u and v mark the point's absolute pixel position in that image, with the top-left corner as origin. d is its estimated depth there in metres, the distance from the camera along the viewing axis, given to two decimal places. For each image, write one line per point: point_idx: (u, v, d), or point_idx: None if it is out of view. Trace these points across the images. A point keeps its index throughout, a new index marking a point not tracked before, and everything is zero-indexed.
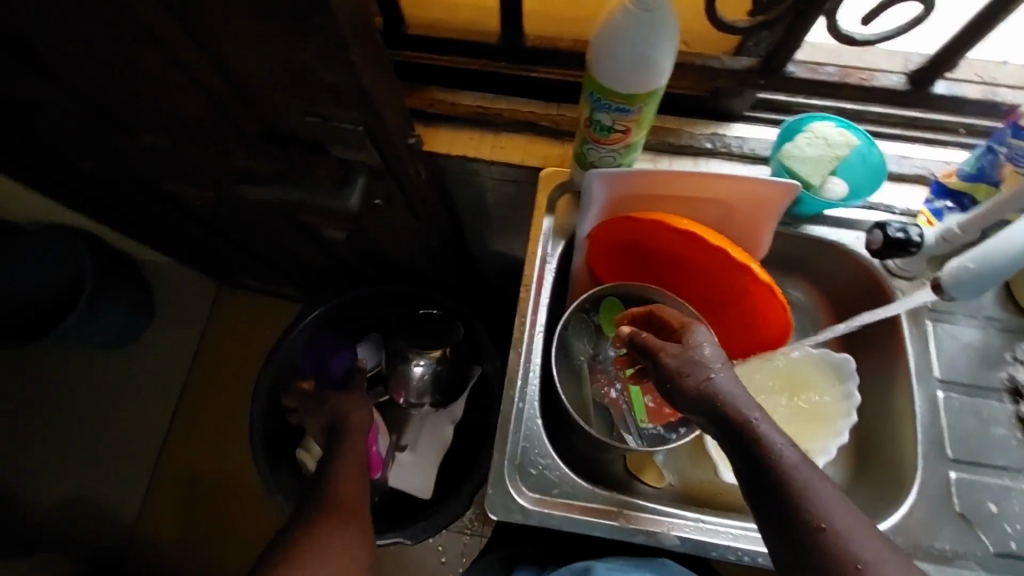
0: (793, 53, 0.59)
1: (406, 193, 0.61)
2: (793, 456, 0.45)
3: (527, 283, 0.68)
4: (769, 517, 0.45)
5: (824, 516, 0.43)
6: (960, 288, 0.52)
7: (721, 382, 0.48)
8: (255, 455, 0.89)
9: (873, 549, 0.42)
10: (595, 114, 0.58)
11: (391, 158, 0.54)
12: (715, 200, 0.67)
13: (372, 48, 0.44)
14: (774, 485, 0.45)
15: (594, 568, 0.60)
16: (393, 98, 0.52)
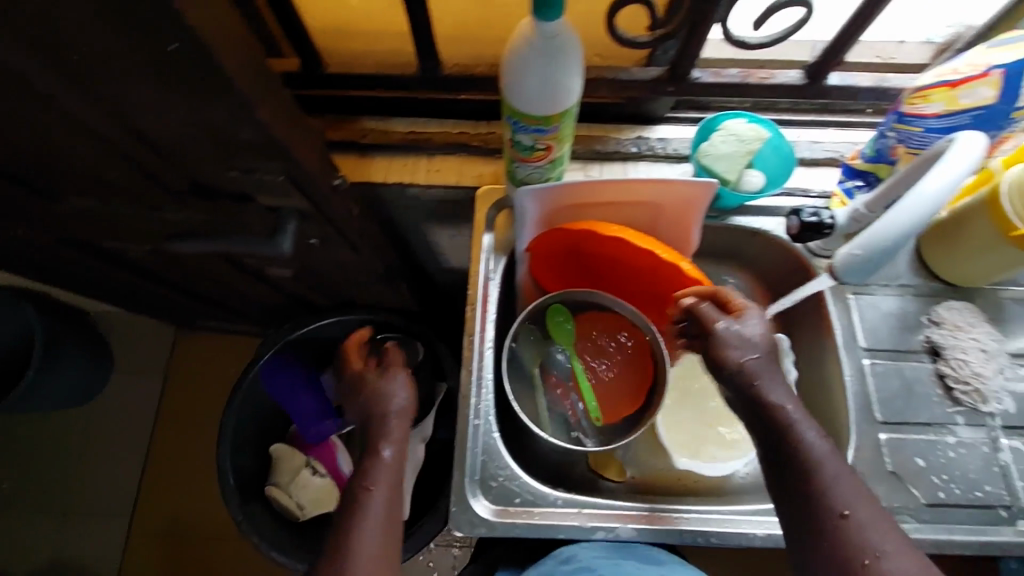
0: (694, 61, 0.62)
1: (344, 230, 0.62)
2: (823, 444, 0.51)
3: (472, 302, 0.70)
4: (791, 500, 0.50)
5: (846, 507, 0.48)
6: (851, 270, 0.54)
7: (764, 366, 0.53)
8: (226, 500, 0.88)
9: (891, 540, 0.47)
10: (516, 135, 0.60)
11: (319, 200, 0.55)
12: (643, 202, 0.70)
13: (282, 101, 0.45)
14: (799, 472, 0.50)
15: (576, 556, 0.63)
16: (314, 143, 0.53)
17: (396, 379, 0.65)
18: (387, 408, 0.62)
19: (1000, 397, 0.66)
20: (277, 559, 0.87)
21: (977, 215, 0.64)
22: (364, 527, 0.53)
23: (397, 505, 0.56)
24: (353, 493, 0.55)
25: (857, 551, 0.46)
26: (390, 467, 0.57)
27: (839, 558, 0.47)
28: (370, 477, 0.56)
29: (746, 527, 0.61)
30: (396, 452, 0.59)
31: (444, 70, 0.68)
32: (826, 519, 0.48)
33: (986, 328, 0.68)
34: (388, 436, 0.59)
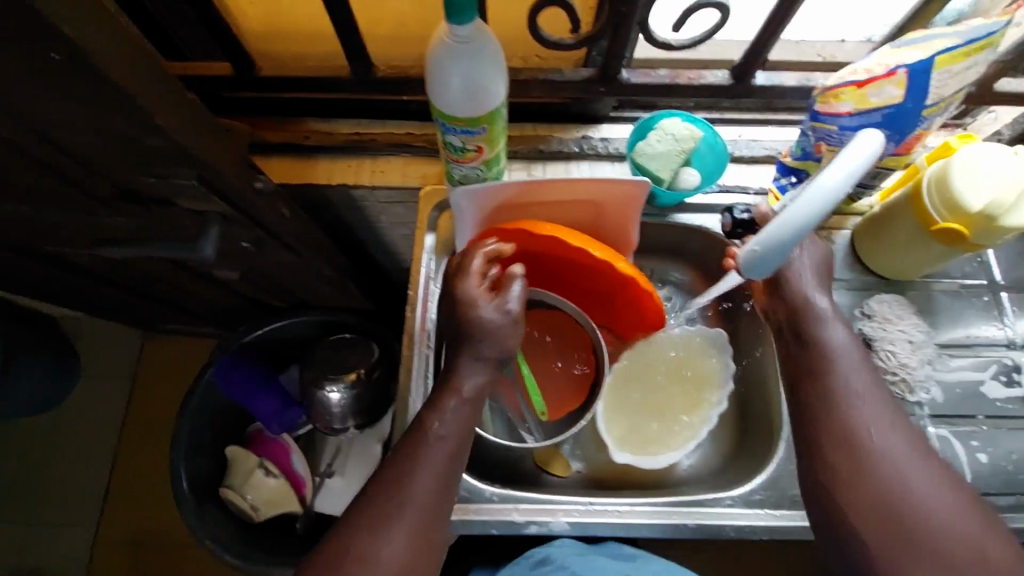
0: (621, 62, 0.63)
1: (277, 234, 0.63)
2: (841, 334, 0.59)
3: (412, 303, 0.71)
4: (804, 380, 0.58)
5: (853, 388, 0.56)
6: (755, 265, 0.49)
7: (810, 273, 0.62)
8: (181, 503, 0.88)
9: (887, 420, 0.54)
10: (446, 137, 0.60)
11: (242, 204, 0.55)
12: (580, 201, 0.71)
13: (188, 106, 0.45)
14: (819, 358, 0.58)
15: (551, 556, 0.66)
16: (234, 148, 0.53)
17: (504, 312, 0.59)
18: (487, 348, 0.58)
19: (928, 386, 0.68)
20: (233, 562, 0.87)
21: (902, 210, 0.66)
22: (425, 468, 0.55)
23: (459, 456, 0.57)
24: (416, 436, 0.57)
25: (858, 424, 0.54)
26: (465, 409, 0.58)
27: (844, 428, 0.54)
28: (436, 418, 0.57)
29: (675, 519, 0.63)
30: (473, 393, 0.58)
31: (377, 74, 0.66)
32: (832, 395, 0.56)
33: (913, 320, 0.70)
34: (468, 375, 0.59)
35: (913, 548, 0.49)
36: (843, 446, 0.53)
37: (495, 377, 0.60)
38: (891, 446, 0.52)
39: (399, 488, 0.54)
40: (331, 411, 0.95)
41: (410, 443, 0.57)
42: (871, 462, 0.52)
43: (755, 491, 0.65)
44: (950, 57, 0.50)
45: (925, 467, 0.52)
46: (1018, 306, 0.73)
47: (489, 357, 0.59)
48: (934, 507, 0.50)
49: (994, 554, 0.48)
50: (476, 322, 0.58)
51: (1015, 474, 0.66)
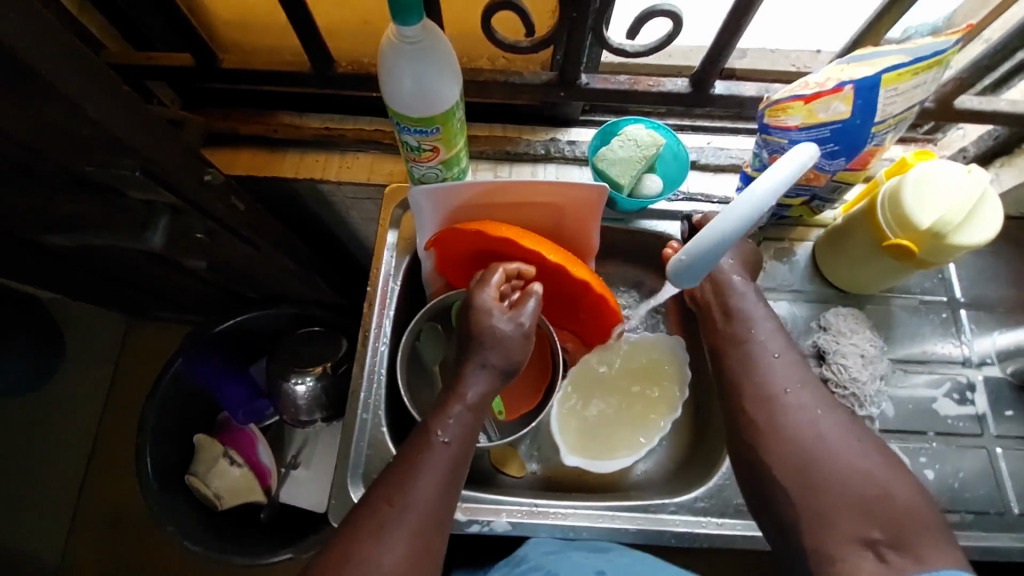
0: (579, 66, 0.63)
1: (231, 226, 0.65)
2: (756, 305, 0.62)
3: (371, 300, 0.72)
4: (727, 348, 0.60)
5: (766, 351, 0.59)
6: (682, 273, 0.53)
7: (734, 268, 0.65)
8: (144, 489, 0.89)
9: (796, 379, 0.57)
10: (402, 136, 0.61)
11: (189, 194, 0.56)
12: (540, 204, 0.69)
13: (126, 97, 0.46)
14: (738, 328, 0.61)
15: (525, 555, 0.62)
16: (181, 139, 0.54)
17: (516, 323, 0.57)
18: (494, 356, 0.57)
19: (878, 401, 0.68)
20: (190, 549, 0.87)
21: (859, 225, 0.66)
22: (427, 470, 0.52)
23: (462, 461, 0.54)
24: (419, 441, 0.54)
25: (772, 383, 0.56)
26: (469, 415, 0.55)
27: (762, 387, 0.56)
28: (439, 424, 0.54)
29: (617, 522, 0.64)
30: (479, 395, 0.56)
31: (338, 70, 0.66)
32: (748, 360, 0.59)
33: (867, 334, 0.70)
34: (473, 379, 0.56)
35: (830, 495, 0.50)
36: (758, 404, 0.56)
37: (497, 386, 0.58)
38: (803, 402, 0.55)
39: (398, 491, 0.51)
40: (297, 403, 0.93)
41: (412, 447, 0.54)
42: (784, 417, 0.54)
43: (698, 498, 0.65)
44: (895, 76, 0.50)
45: (838, 421, 0.54)
46: (976, 324, 0.73)
47: (495, 363, 0.57)
48: (845, 455, 0.51)
49: (905, 497, 0.49)
50: (489, 330, 0.56)
51: (960, 492, 0.66)
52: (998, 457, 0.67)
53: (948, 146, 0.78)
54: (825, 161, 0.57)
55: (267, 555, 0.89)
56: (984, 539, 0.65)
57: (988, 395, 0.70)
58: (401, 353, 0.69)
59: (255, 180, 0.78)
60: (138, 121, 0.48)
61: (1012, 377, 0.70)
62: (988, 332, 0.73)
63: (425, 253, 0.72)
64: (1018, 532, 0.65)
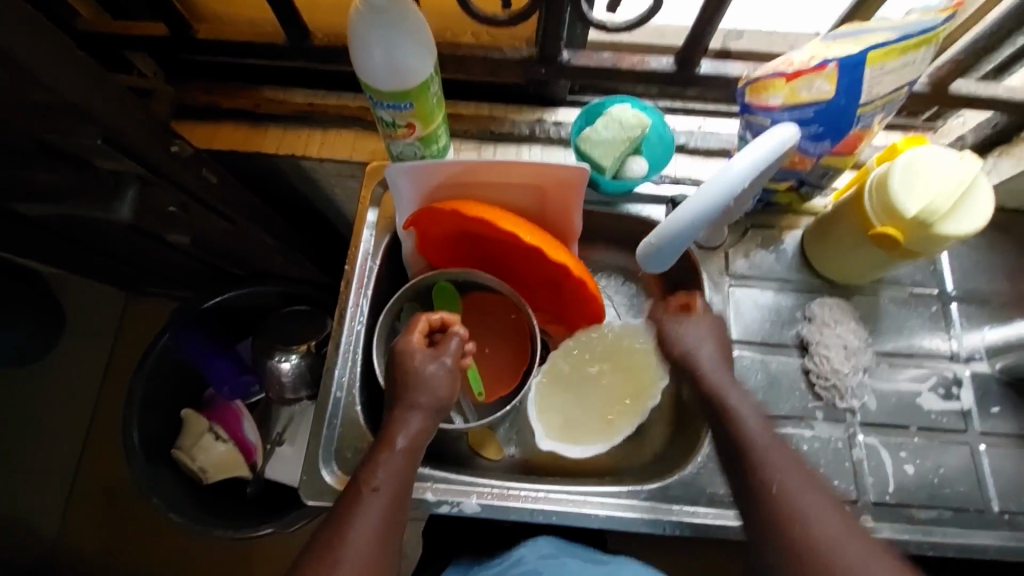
0: (558, 41, 0.62)
1: (202, 198, 0.67)
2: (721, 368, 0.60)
3: (348, 279, 0.71)
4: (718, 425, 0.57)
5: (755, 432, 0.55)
6: (652, 258, 0.53)
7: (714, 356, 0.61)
8: (128, 461, 0.90)
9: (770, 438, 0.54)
10: (376, 111, 0.59)
11: (152, 163, 0.57)
12: (522, 184, 0.68)
13: (84, 64, 0.46)
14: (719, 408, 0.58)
15: (525, 557, 0.65)
16: (144, 110, 0.54)
17: (440, 363, 0.59)
18: (421, 396, 0.57)
19: (859, 394, 0.67)
20: (175, 520, 0.89)
21: (845, 215, 0.64)
22: (362, 518, 0.50)
23: (393, 505, 0.52)
24: (351, 494, 0.52)
25: (747, 445, 0.54)
26: (397, 460, 0.54)
27: (735, 450, 0.54)
28: (371, 473, 0.53)
29: (588, 507, 0.64)
30: (409, 442, 0.55)
31: (314, 42, 0.65)
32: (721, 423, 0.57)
33: (851, 326, 0.69)
34: (405, 426, 0.56)
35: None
36: (742, 468, 0.53)
37: (429, 430, 0.57)
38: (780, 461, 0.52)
39: (330, 547, 0.49)
40: (281, 380, 0.93)
41: (343, 502, 0.52)
42: (759, 480, 0.52)
43: (671, 486, 0.65)
44: (883, 54, 0.48)
45: (811, 488, 0.50)
46: (967, 318, 0.71)
47: (424, 406, 0.57)
48: (817, 517, 0.48)
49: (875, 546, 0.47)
50: (414, 373, 0.58)
51: (940, 488, 0.64)
52: (981, 454, 0.66)
53: (947, 134, 0.75)
54: (809, 143, 0.55)
55: (251, 529, 0.90)
56: (964, 536, 0.63)
57: (974, 391, 0.68)
58: (377, 332, 0.69)
59: (237, 155, 0.77)
60: (96, 89, 0.47)
61: (1000, 373, 0.69)
62: (978, 326, 0.71)
63: (404, 232, 0.71)
64: (998, 530, 0.63)
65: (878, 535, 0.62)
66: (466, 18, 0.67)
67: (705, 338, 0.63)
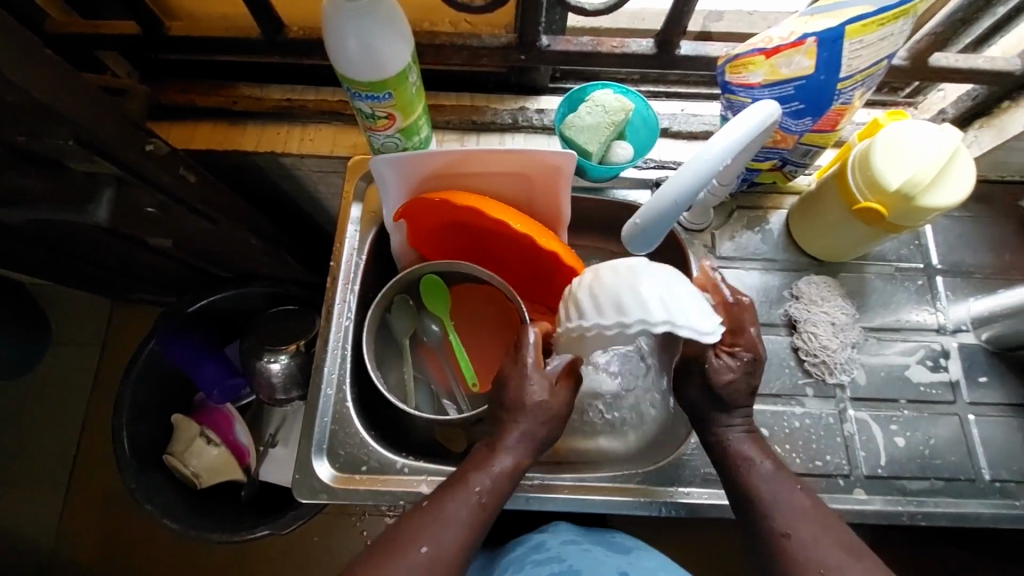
0: (536, 26, 0.61)
1: (181, 198, 0.66)
2: (768, 469, 0.55)
3: (334, 276, 0.70)
4: (734, 477, 0.55)
5: (774, 485, 0.54)
6: (636, 240, 0.53)
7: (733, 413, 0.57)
8: (121, 470, 0.89)
9: (841, 560, 0.49)
10: (355, 103, 0.58)
11: (128, 164, 0.56)
12: (507, 173, 0.67)
13: (48, 62, 0.45)
14: (727, 462, 0.56)
15: (547, 542, 0.64)
16: (114, 109, 0.54)
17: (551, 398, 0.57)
18: (532, 423, 0.56)
19: (849, 369, 0.68)
20: (169, 526, 0.87)
21: (830, 191, 0.64)
22: (454, 522, 0.52)
23: (489, 512, 0.54)
24: (454, 489, 0.54)
25: (772, 519, 0.52)
26: (505, 479, 0.55)
27: (749, 508, 0.54)
28: (479, 480, 0.54)
29: (584, 493, 0.63)
30: (515, 454, 0.55)
31: (288, 35, 0.64)
32: (769, 536, 0.52)
33: (839, 302, 0.69)
34: (515, 443, 0.56)
35: None
36: (751, 518, 0.53)
37: (531, 455, 0.57)
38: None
39: (426, 532, 0.51)
40: (271, 382, 0.92)
41: (442, 491, 0.54)
42: (783, 554, 0.51)
43: (666, 467, 0.65)
44: (861, 27, 0.48)
45: (835, 544, 0.50)
46: (952, 291, 0.72)
47: (531, 420, 0.56)
48: (840, 569, 0.49)
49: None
50: (525, 399, 0.56)
51: (930, 459, 0.65)
52: (970, 424, 0.66)
53: (927, 109, 0.75)
54: (790, 120, 0.55)
55: (249, 530, 0.89)
56: (956, 505, 0.63)
57: (962, 362, 0.69)
58: (366, 327, 0.68)
59: (217, 155, 0.76)
60: (64, 88, 0.47)
61: (986, 343, 0.69)
62: (964, 298, 0.72)
63: (392, 226, 0.70)
64: (989, 498, 0.64)
65: (871, 507, 0.63)
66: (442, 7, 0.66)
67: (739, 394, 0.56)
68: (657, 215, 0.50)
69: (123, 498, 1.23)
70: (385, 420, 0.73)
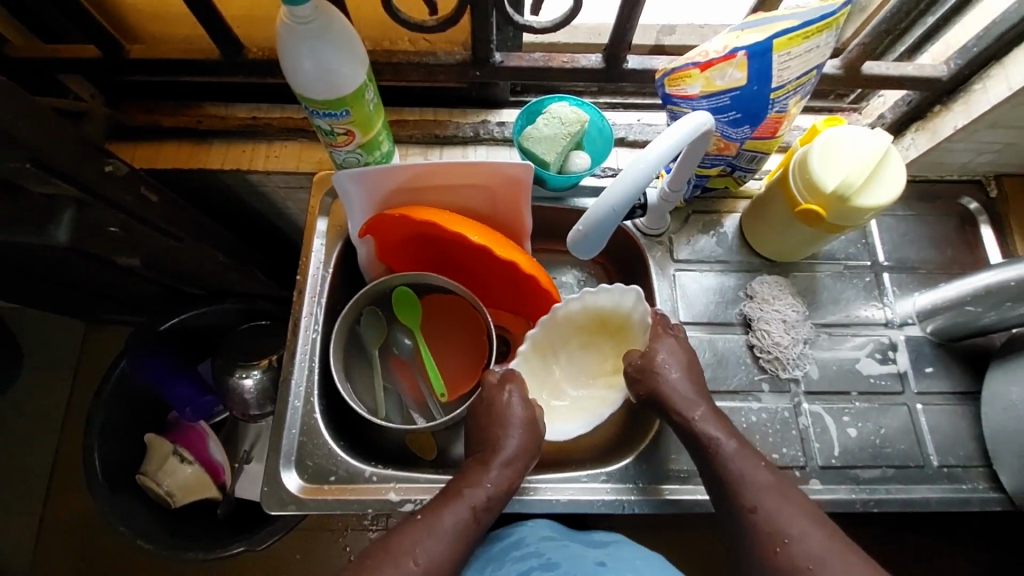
0: (488, 44, 0.64)
1: (142, 216, 0.67)
2: (733, 448, 0.56)
3: (301, 290, 0.72)
4: (703, 456, 0.58)
5: (740, 458, 0.56)
6: (582, 244, 0.54)
7: (687, 393, 0.61)
8: (93, 492, 0.89)
9: (804, 526, 0.51)
10: (314, 121, 0.60)
11: (88, 185, 0.58)
12: (470, 184, 0.69)
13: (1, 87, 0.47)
14: (696, 445, 0.58)
15: (526, 539, 0.63)
16: (71, 131, 0.55)
17: (525, 408, 0.63)
18: (514, 438, 0.61)
19: (801, 363, 0.70)
20: (143, 547, 0.87)
21: (776, 196, 0.67)
22: (446, 522, 0.55)
23: (481, 529, 0.57)
24: (451, 490, 0.58)
25: (738, 493, 0.54)
26: (507, 473, 0.59)
27: (721, 487, 0.55)
28: (475, 488, 0.58)
29: (550, 494, 0.65)
30: (504, 474, 0.59)
31: (248, 56, 0.65)
32: (737, 510, 0.54)
33: (790, 300, 0.72)
34: (507, 458, 0.60)
35: None
36: (722, 496, 0.55)
37: (525, 466, 0.61)
38: (809, 552, 0.50)
39: (421, 543, 0.54)
40: (245, 398, 0.92)
41: (437, 506, 0.57)
42: (752, 526, 0.52)
43: (629, 466, 0.67)
44: (787, 40, 0.51)
45: (799, 515, 0.52)
46: (898, 287, 0.75)
47: (521, 435, 0.61)
48: (805, 536, 0.50)
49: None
50: (504, 411, 0.62)
51: (881, 448, 0.68)
52: (918, 413, 0.69)
53: (870, 114, 0.79)
54: (730, 128, 0.58)
55: (224, 548, 0.89)
56: (907, 491, 0.66)
57: (909, 354, 0.72)
58: (333, 339, 0.69)
59: (183, 173, 0.77)
60: (20, 114, 0.48)
61: (930, 335, 0.72)
62: (910, 293, 0.75)
63: (359, 241, 0.72)
64: (938, 483, 0.67)
65: (827, 497, 0.65)
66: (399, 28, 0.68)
67: (680, 364, 0.63)
68: (600, 222, 0.52)
69: (99, 522, 1.22)
70: (355, 431, 0.74)
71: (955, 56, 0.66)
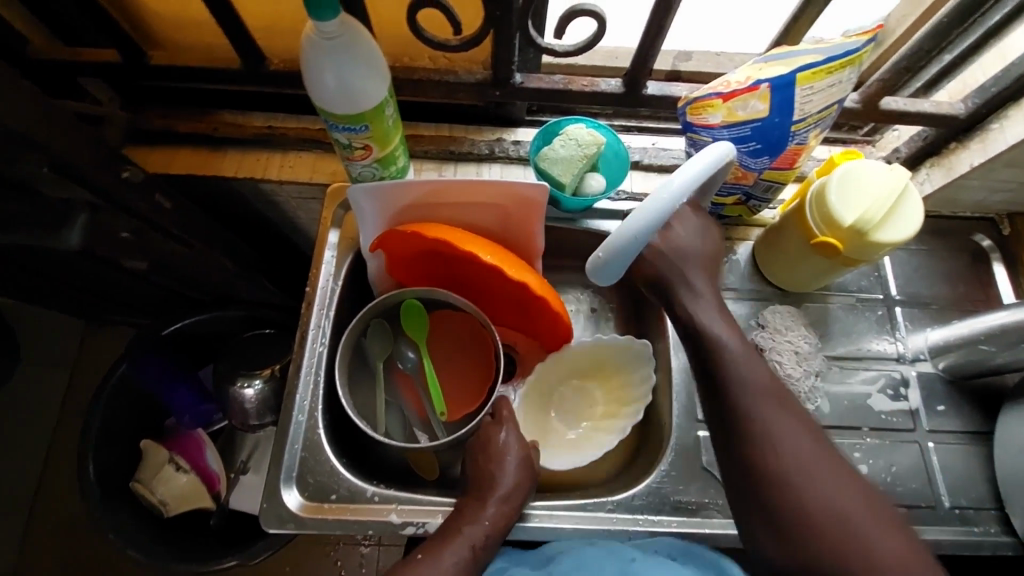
0: (510, 65, 0.64)
1: (155, 222, 0.67)
2: (739, 349, 0.55)
3: (309, 301, 0.71)
4: (702, 357, 0.56)
5: (742, 359, 0.54)
6: (601, 271, 0.52)
7: (693, 275, 0.59)
8: (85, 496, 0.87)
9: (796, 441, 0.51)
10: (333, 134, 0.60)
11: (103, 188, 0.58)
12: (484, 203, 0.69)
13: (27, 93, 0.47)
14: (700, 342, 0.56)
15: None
16: (89, 136, 0.55)
17: (517, 452, 0.62)
18: (507, 483, 0.60)
19: (813, 397, 0.70)
20: (133, 556, 0.85)
21: (790, 225, 0.66)
22: (446, 556, 0.54)
23: (480, 567, 0.55)
24: (455, 521, 0.58)
25: (738, 401, 0.52)
26: (500, 521, 0.58)
27: (719, 392, 0.54)
28: (470, 525, 0.57)
29: (555, 521, 0.63)
30: (501, 510, 0.58)
31: (269, 67, 0.66)
32: (735, 419, 0.52)
33: (802, 332, 0.72)
34: (503, 497, 0.59)
35: (806, 529, 0.48)
36: (718, 400, 0.54)
37: (518, 507, 0.60)
38: (798, 462, 0.49)
39: None
40: (246, 408, 0.89)
41: (437, 545, 0.55)
42: (746, 439, 0.51)
43: (636, 496, 0.65)
44: (811, 74, 0.51)
45: (794, 429, 0.51)
46: (910, 321, 0.75)
47: (519, 478, 0.61)
48: (797, 449, 0.50)
49: (891, 550, 0.47)
50: (495, 447, 0.62)
51: (892, 486, 0.66)
52: (929, 451, 0.68)
53: (884, 147, 0.80)
54: (749, 159, 0.58)
55: (215, 561, 0.87)
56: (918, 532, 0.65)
57: (920, 390, 0.71)
58: (340, 353, 0.68)
59: (197, 179, 0.77)
60: (43, 118, 0.49)
61: (943, 372, 0.72)
62: (922, 329, 0.74)
63: (370, 255, 0.71)
64: (950, 524, 0.65)
65: None
66: (418, 47, 0.69)
67: (693, 239, 0.59)
68: (623, 245, 0.50)
69: (88, 526, 1.19)
70: (358, 448, 0.73)
71: (973, 95, 0.66)
